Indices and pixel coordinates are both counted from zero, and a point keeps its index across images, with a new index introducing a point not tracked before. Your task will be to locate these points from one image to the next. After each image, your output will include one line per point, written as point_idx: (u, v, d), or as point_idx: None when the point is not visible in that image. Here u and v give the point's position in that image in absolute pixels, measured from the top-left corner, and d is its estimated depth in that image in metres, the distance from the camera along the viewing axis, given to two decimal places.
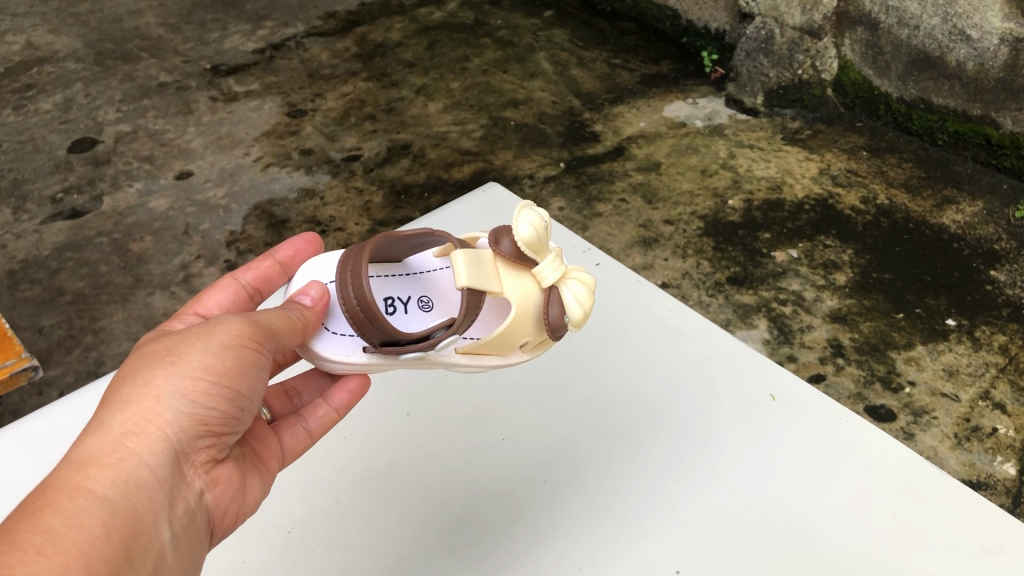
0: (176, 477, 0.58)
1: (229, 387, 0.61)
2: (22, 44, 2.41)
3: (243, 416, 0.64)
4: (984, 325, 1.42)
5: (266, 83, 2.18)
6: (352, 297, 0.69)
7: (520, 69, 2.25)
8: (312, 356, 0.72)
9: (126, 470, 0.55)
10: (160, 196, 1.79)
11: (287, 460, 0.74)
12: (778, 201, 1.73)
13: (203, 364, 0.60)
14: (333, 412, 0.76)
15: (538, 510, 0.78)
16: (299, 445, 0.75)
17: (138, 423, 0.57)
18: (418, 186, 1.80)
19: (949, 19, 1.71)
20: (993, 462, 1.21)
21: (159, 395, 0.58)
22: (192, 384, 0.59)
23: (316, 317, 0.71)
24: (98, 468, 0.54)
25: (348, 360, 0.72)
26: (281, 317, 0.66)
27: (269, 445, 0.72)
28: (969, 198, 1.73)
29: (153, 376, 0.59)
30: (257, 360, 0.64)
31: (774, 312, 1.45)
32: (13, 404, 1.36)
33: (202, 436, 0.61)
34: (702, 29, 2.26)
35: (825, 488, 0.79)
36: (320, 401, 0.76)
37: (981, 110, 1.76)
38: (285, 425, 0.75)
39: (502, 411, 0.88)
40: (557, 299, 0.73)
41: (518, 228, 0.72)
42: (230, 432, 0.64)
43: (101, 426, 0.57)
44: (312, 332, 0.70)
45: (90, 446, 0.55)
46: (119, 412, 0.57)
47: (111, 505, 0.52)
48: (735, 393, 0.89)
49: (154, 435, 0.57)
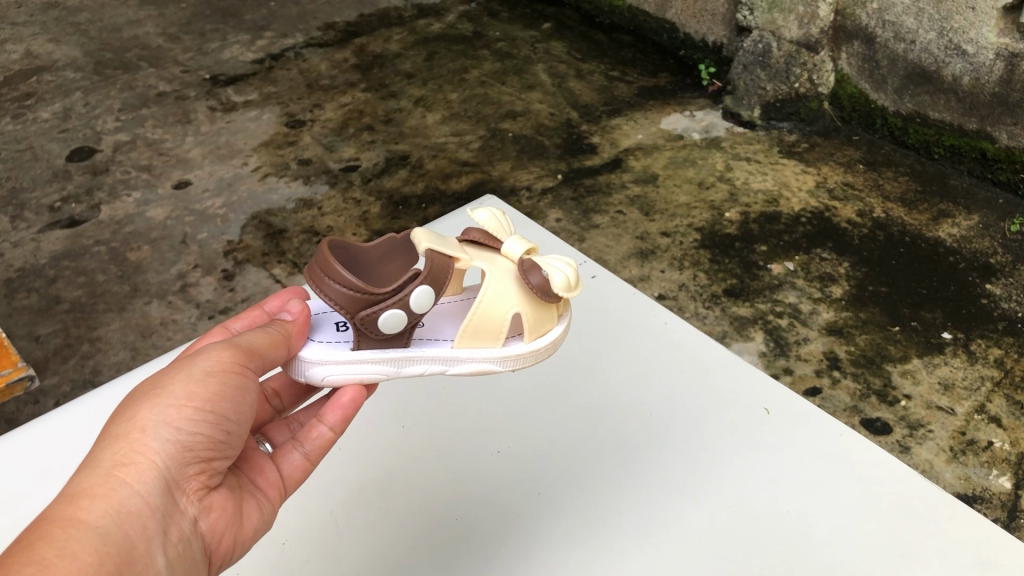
0: (169, 504, 0.58)
1: (215, 412, 0.62)
2: (22, 53, 2.41)
3: (233, 441, 0.64)
4: (980, 338, 1.43)
5: (265, 93, 2.19)
6: (328, 283, 0.70)
7: (519, 81, 2.26)
8: (297, 367, 0.73)
9: (117, 500, 0.55)
10: (158, 205, 1.79)
11: (290, 488, 0.72)
12: (775, 214, 1.73)
13: (186, 393, 0.61)
14: (328, 431, 0.72)
15: (532, 528, 0.78)
16: (298, 471, 0.73)
17: (126, 455, 0.57)
18: (416, 197, 1.81)
19: (945, 34, 1.73)
20: (988, 475, 1.21)
21: (146, 427, 0.59)
22: (177, 413, 0.60)
23: (299, 329, 0.73)
24: (89, 500, 0.54)
25: (332, 360, 0.72)
26: (263, 335, 0.68)
27: (267, 474, 0.71)
28: (965, 211, 1.73)
29: (138, 410, 0.60)
30: (242, 383, 0.65)
31: (770, 323, 1.46)
32: (9, 413, 1.36)
33: (192, 464, 0.61)
34: (699, 43, 2.27)
35: (818, 501, 0.79)
36: (314, 421, 0.73)
37: (977, 125, 1.76)
38: (283, 452, 0.73)
39: (497, 423, 0.89)
40: (534, 266, 0.75)
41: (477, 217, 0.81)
42: (221, 458, 0.64)
43: (92, 463, 0.57)
44: (297, 343, 0.72)
45: (80, 481, 0.56)
46: (107, 447, 0.58)
47: (104, 534, 0.52)
48: (729, 406, 0.89)
49: (144, 465, 0.57)
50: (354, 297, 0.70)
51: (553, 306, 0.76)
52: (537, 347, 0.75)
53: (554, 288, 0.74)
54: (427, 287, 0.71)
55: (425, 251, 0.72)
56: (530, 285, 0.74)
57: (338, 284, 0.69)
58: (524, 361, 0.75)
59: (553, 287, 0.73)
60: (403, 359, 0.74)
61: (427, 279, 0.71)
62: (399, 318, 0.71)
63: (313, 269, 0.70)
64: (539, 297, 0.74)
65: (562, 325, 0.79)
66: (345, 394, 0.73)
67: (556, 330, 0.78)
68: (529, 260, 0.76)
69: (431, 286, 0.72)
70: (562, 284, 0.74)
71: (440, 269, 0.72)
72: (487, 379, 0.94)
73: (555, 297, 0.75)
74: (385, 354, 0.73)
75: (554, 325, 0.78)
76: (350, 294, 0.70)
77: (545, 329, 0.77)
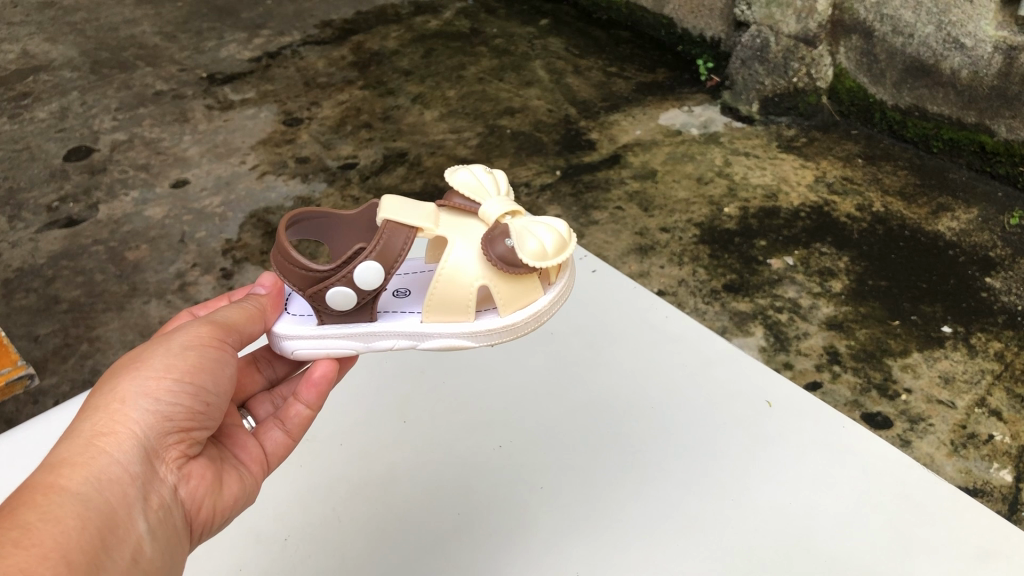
0: (149, 472, 0.59)
1: (193, 384, 0.63)
2: (18, 53, 2.40)
3: (212, 413, 0.66)
4: (980, 332, 1.42)
5: (262, 92, 2.19)
6: (283, 260, 0.72)
7: (516, 77, 2.25)
8: (272, 340, 0.76)
9: (98, 467, 0.55)
10: (156, 204, 1.78)
11: (271, 464, 0.75)
12: (775, 209, 1.73)
13: (165, 366, 0.63)
14: (306, 409, 0.76)
15: (528, 517, 0.78)
16: (279, 447, 0.75)
17: (107, 425, 0.58)
18: (414, 194, 1.80)
19: (943, 27, 1.72)
20: (989, 469, 1.21)
21: (126, 398, 0.60)
22: (156, 384, 0.61)
23: (273, 302, 0.77)
24: (71, 468, 0.54)
25: (297, 335, 0.75)
26: (238, 311, 0.71)
27: (250, 450, 0.73)
28: (964, 205, 1.73)
29: (118, 382, 0.61)
30: (220, 355, 0.67)
31: (771, 319, 1.46)
32: (8, 413, 1.36)
33: (172, 434, 0.62)
34: (697, 37, 2.27)
35: (821, 492, 0.79)
36: (292, 400, 0.77)
37: (975, 118, 1.76)
38: (265, 429, 0.76)
39: (496, 417, 0.88)
40: (505, 234, 0.71)
41: (455, 180, 0.78)
42: (200, 429, 0.65)
43: (71, 434, 0.58)
44: (271, 316, 0.76)
45: (61, 450, 0.56)
46: (87, 418, 0.59)
47: (85, 499, 0.52)
48: (731, 399, 0.89)
49: (124, 434, 0.58)
50: (303, 274, 0.71)
51: (529, 275, 0.72)
52: (512, 322, 0.73)
53: (522, 258, 0.69)
54: (373, 262, 0.70)
55: (380, 222, 0.71)
56: (494, 256, 0.71)
57: (287, 262, 0.71)
58: (498, 336, 0.73)
59: (522, 257, 0.69)
60: (369, 334, 0.74)
61: (374, 254, 0.70)
62: (348, 296, 0.71)
63: (275, 249, 0.73)
64: (507, 267, 0.70)
65: (550, 295, 0.74)
66: (317, 370, 0.76)
67: (541, 301, 0.74)
68: (501, 228, 0.72)
69: (380, 262, 0.70)
70: (532, 254, 0.69)
71: (391, 242, 0.70)
72: (487, 371, 0.94)
73: (527, 266, 0.70)
74: (348, 330, 0.74)
75: (541, 296, 0.74)
76: (297, 270, 0.71)
77: (528, 302, 0.73)
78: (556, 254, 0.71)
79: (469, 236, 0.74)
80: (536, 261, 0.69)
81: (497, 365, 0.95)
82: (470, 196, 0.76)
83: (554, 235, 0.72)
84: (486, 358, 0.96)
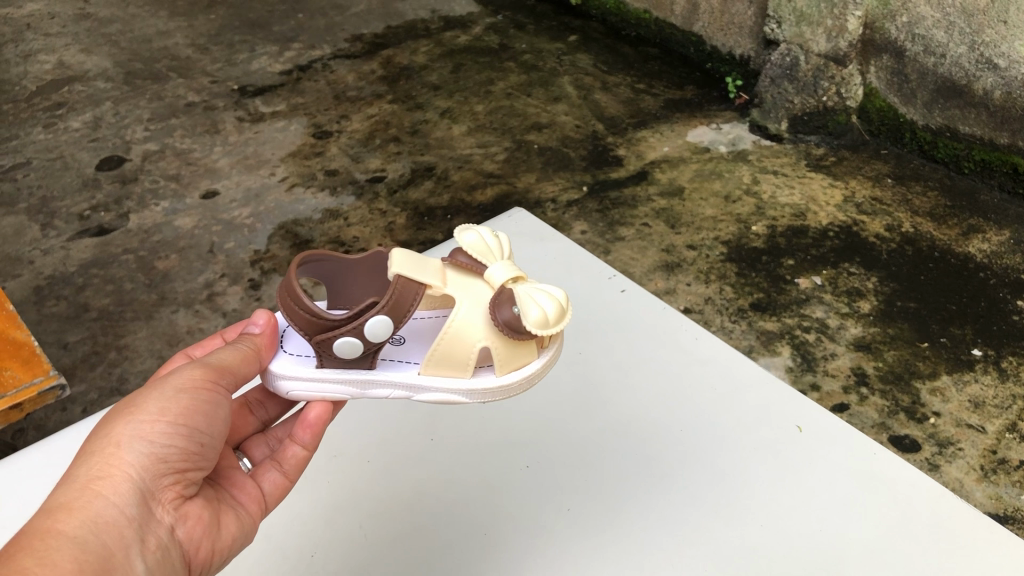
0: (143, 515, 0.59)
1: (187, 425, 0.63)
2: (54, 63, 2.44)
3: (207, 453, 0.66)
4: (1011, 356, 1.40)
5: (292, 104, 2.21)
6: (296, 308, 0.72)
7: (545, 93, 2.26)
8: (267, 378, 0.76)
9: (93, 511, 0.56)
10: (186, 214, 1.80)
11: (270, 505, 0.74)
12: (803, 228, 1.72)
13: (160, 408, 0.63)
14: (302, 450, 0.75)
15: (549, 540, 0.77)
16: (277, 488, 0.74)
17: (102, 469, 0.59)
18: (442, 208, 1.81)
19: (976, 48, 1.71)
20: (1020, 495, 1.19)
21: (121, 441, 0.60)
22: (151, 427, 0.62)
23: (268, 342, 0.77)
24: (68, 512, 0.55)
25: (295, 376, 0.75)
26: (233, 353, 0.71)
27: (247, 489, 0.72)
28: (995, 227, 1.71)
29: (113, 426, 0.61)
30: (213, 397, 0.67)
31: (797, 338, 1.45)
32: (37, 419, 1.37)
33: (167, 474, 0.62)
34: (726, 55, 2.27)
35: (853, 520, 0.78)
36: (288, 442, 0.76)
37: (1008, 139, 1.75)
38: (262, 471, 0.75)
39: (520, 439, 0.88)
40: (510, 301, 0.72)
41: (463, 238, 0.79)
42: (196, 470, 0.65)
43: (68, 479, 0.58)
44: (266, 356, 0.76)
45: (58, 496, 0.56)
46: (83, 463, 0.59)
47: (82, 543, 0.53)
48: (760, 424, 0.88)
49: (120, 477, 0.59)
50: (310, 320, 0.72)
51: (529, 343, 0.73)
52: (506, 382, 0.73)
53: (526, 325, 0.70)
54: (384, 315, 0.71)
55: (392, 277, 0.72)
56: (500, 320, 0.71)
57: (295, 306, 0.72)
58: (492, 394, 0.74)
59: (527, 323, 0.70)
60: (365, 382, 0.75)
61: (386, 307, 0.71)
62: (355, 345, 0.72)
63: (283, 294, 0.73)
64: (509, 333, 0.71)
65: (542, 360, 0.75)
66: (312, 411, 0.75)
67: (534, 365, 0.75)
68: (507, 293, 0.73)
69: (389, 315, 0.71)
70: (537, 322, 0.70)
71: (404, 296, 0.72)
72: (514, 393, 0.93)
73: (529, 333, 0.71)
74: (347, 376, 0.75)
75: (535, 359, 0.75)
76: (305, 315, 0.72)
77: (522, 363, 0.75)
78: (558, 322, 0.71)
79: (474, 299, 0.75)
80: (538, 329, 0.70)
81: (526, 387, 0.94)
82: (477, 256, 0.78)
83: (558, 304, 0.72)
84: None
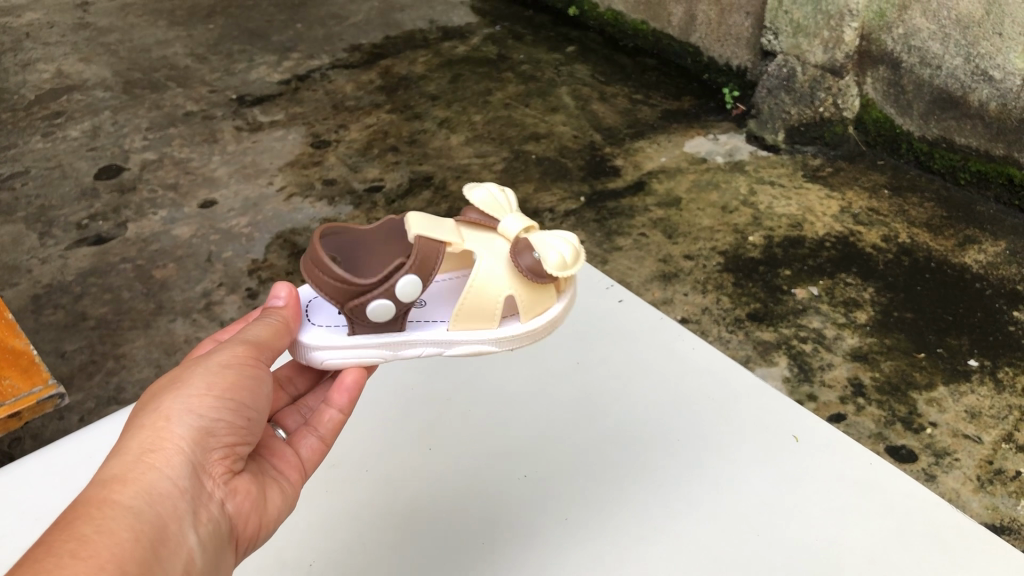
0: (195, 486, 0.59)
1: (234, 400, 0.64)
2: (53, 72, 2.45)
3: (253, 428, 0.66)
4: (1007, 366, 1.41)
5: (291, 114, 2.21)
6: (326, 279, 0.72)
7: (543, 103, 2.27)
8: (298, 351, 0.76)
9: (149, 481, 0.56)
10: (184, 223, 1.81)
11: (308, 471, 0.75)
12: (799, 238, 1.73)
13: (207, 384, 0.63)
14: (339, 414, 0.76)
15: (549, 548, 0.78)
16: (315, 453, 0.75)
17: (154, 442, 0.59)
18: (440, 218, 1.82)
19: (972, 59, 1.73)
20: (1016, 506, 1.19)
21: (171, 416, 0.61)
22: (199, 402, 0.62)
23: (293, 314, 0.76)
24: (122, 483, 0.55)
25: (326, 345, 0.75)
26: (266, 326, 0.72)
27: (286, 457, 0.73)
28: (991, 238, 1.72)
29: (163, 401, 0.62)
30: (257, 373, 0.67)
31: (794, 349, 1.45)
32: (34, 428, 1.37)
33: (216, 449, 0.62)
34: (723, 66, 2.29)
35: (847, 530, 0.78)
36: (324, 407, 0.77)
37: (1004, 150, 1.76)
38: (299, 437, 0.75)
39: (518, 447, 0.88)
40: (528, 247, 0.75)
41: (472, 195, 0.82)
42: (243, 444, 0.66)
43: (120, 451, 0.59)
44: (295, 328, 0.75)
45: (111, 468, 0.57)
46: (134, 437, 0.60)
47: (138, 512, 0.53)
48: (756, 435, 0.88)
49: (171, 450, 0.59)
50: (340, 287, 0.72)
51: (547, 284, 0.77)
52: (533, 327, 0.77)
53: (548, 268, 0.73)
54: (413, 275, 0.72)
55: (413, 236, 0.73)
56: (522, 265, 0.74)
57: (323, 276, 0.72)
58: (520, 340, 0.77)
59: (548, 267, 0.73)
60: (399, 343, 0.76)
61: (413, 268, 0.72)
62: (387, 307, 0.73)
63: (309, 263, 0.73)
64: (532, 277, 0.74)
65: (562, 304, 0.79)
66: (348, 376, 0.77)
67: (555, 310, 0.79)
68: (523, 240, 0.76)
69: (417, 275, 0.73)
70: (556, 264, 0.73)
71: (428, 254, 0.73)
72: (510, 403, 0.94)
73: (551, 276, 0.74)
74: (381, 340, 0.76)
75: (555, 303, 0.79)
76: (334, 283, 0.72)
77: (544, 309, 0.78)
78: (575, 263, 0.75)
79: (490, 250, 0.78)
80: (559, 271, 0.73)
81: (522, 396, 0.94)
82: (488, 212, 0.80)
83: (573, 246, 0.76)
84: (511, 390, 0.95)
